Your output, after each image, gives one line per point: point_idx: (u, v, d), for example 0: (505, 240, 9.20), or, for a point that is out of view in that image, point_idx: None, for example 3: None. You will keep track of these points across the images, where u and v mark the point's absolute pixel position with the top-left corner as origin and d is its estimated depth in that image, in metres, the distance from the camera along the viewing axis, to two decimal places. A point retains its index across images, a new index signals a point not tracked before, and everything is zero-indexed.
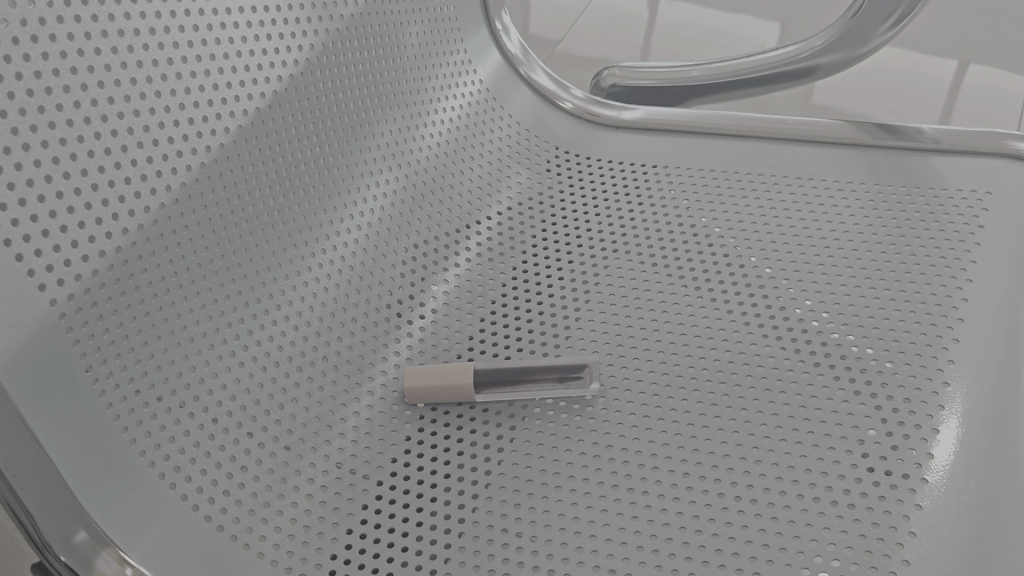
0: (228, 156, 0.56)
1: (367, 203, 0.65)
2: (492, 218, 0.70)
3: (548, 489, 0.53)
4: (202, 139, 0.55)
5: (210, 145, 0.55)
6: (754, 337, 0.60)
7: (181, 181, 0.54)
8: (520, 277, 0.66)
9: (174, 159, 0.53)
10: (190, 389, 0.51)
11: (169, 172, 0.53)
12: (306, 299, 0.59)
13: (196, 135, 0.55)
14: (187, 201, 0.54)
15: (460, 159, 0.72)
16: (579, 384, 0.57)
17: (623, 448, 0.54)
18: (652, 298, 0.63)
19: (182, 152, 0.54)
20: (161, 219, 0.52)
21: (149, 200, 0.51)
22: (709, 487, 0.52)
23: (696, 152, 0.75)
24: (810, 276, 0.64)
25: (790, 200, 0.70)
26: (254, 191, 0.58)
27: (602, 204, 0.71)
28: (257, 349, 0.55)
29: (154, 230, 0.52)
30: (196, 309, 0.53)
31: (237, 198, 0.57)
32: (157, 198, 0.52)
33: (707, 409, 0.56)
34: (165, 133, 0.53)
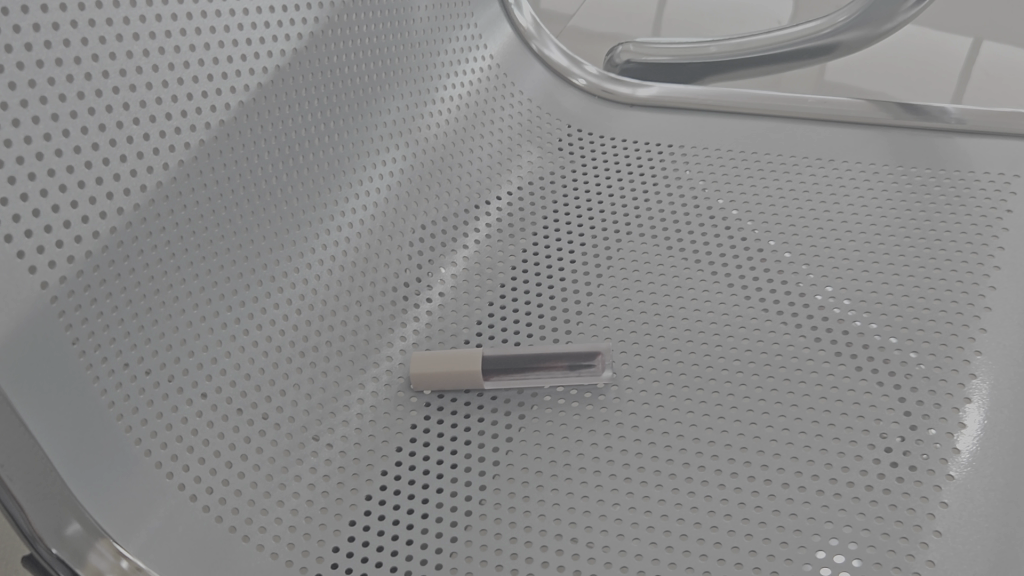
0: (228, 133, 0.54)
1: (374, 181, 0.63)
2: (503, 198, 0.68)
3: (558, 481, 0.51)
4: (201, 116, 0.53)
5: (210, 122, 0.53)
6: (772, 325, 0.58)
7: (179, 159, 0.52)
8: (531, 260, 0.64)
9: (171, 136, 0.51)
10: (188, 374, 0.50)
11: (167, 149, 0.51)
12: (309, 281, 0.57)
13: (195, 111, 0.52)
14: (184, 179, 0.52)
15: (470, 137, 0.70)
16: (591, 372, 0.55)
17: (636, 439, 0.52)
18: (667, 283, 0.61)
19: (180, 129, 0.52)
20: (158, 198, 0.50)
21: (145, 178, 0.49)
22: (725, 482, 0.50)
23: (713, 132, 0.73)
24: (830, 261, 0.62)
25: (810, 181, 0.68)
26: (256, 169, 0.56)
27: (616, 184, 0.69)
28: (257, 333, 0.53)
29: (151, 209, 0.50)
30: (195, 291, 0.51)
31: (238, 176, 0.55)
32: (153, 176, 0.50)
33: (723, 400, 0.54)
34: (162, 108, 0.51)
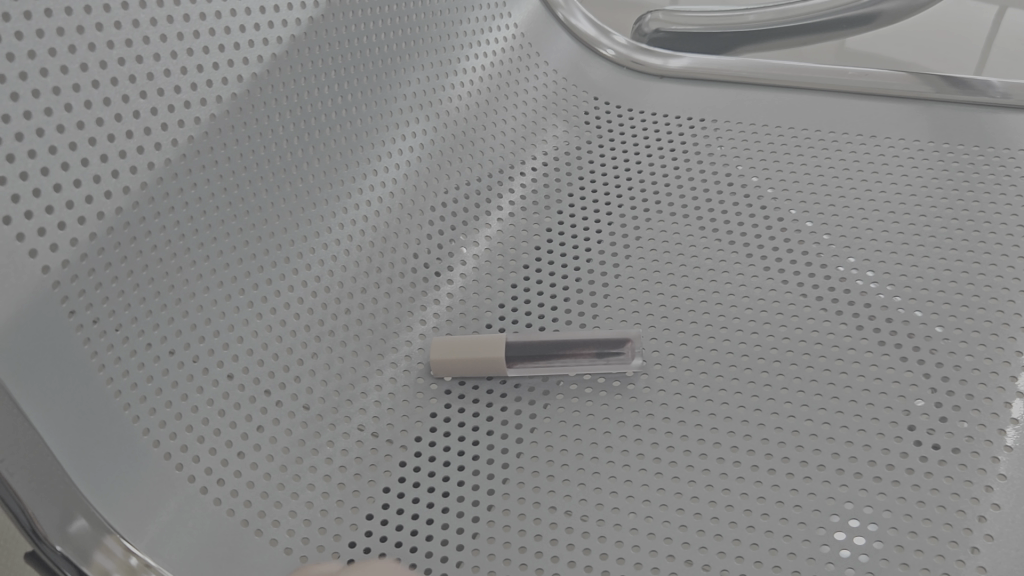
0: (241, 106, 0.52)
1: (393, 157, 0.60)
2: (528, 173, 0.65)
3: (585, 475, 0.48)
4: (212, 89, 0.50)
5: (222, 95, 0.51)
6: (810, 311, 0.55)
7: (189, 135, 0.49)
8: (557, 240, 0.61)
9: (180, 110, 0.49)
10: (199, 360, 0.47)
11: (176, 124, 0.48)
12: (325, 262, 0.54)
13: (206, 84, 0.50)
14: (195, 156, 0.49)
15: (494, 109, 0.67)
16: (619, 360, 0.53)
17: (667, 432, 0.50)
18: (699, 265, 0.59)
19: (190, 102, 0.49)
20: (166, 176, 0.48)
21: (153, 155, 0.47)
22: (762, 478, 0.47)
23: (747, 106, 0.70)
24: (872, 244, 0.59)
25: (850, 158, 0.65)
26: (270, 145, 0.53)
27: (645, 159, 0.67)
28: (271, 317, 0.51)
29: (158, 188, 0.47)
30: (206, 273, 0.49)
31: (251, 151, 0.52)
32: (161, 154, 0.48)
33: (760, 391, 0.51)
34: (170, 81, 0.48)
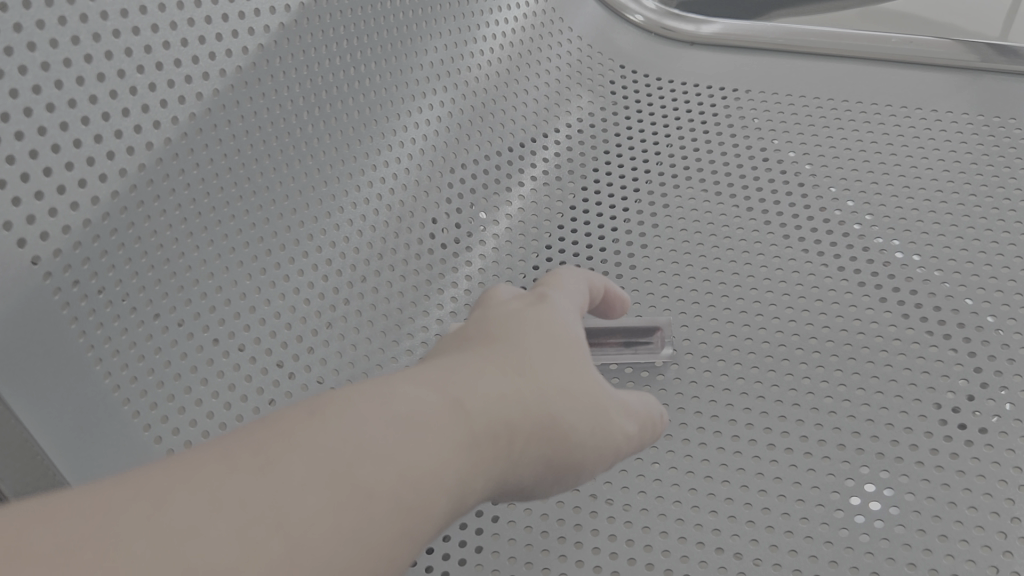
0: (247, 80, 0.49)
1: (409, 131, 0.56)
2: (550, 147, 0.62)
3: (612, 473, 0.46)
4: (215, 62, 0.47)
5: (226, 68, 0.48)
6: (852, 297, 0.53)
7: (191, 112, 0.46)
8: (582, 218, 0.59)
9: (181, 85, 0.46)
10: (201, 352, 0.44)
11: (176, 101, 0.45)
12: (338, 245, 0.51)
13: (208, 57, 0.47)
14: (197, 135, 0.46)
15: (515, 79, 0.63)
16: (648, 350, 0.50)
17: (699, 427, 0.47)
18: (731, 247, 0.56)
19: (192, 77, 0.46)
20: (167, 156, 0.45)
21: (152, 135, 0.44)
22: (801, 479, 0.45)
23: (783, 75, 0.66)
24: (918, 225, 0.56)
25: (893, 132, 0.62)
26: (278, 121, 0.50)
27: (676, 132, 0.63)
28: (279, 304, 0.47)
29: (158, 169, 0.44)
30: (210, 259, 0.45)
31: (257, 129, 0.49)
32: (161, 133, 0.45)
33: (798, 384, 0.49)
34: (170, 54, 0.45)
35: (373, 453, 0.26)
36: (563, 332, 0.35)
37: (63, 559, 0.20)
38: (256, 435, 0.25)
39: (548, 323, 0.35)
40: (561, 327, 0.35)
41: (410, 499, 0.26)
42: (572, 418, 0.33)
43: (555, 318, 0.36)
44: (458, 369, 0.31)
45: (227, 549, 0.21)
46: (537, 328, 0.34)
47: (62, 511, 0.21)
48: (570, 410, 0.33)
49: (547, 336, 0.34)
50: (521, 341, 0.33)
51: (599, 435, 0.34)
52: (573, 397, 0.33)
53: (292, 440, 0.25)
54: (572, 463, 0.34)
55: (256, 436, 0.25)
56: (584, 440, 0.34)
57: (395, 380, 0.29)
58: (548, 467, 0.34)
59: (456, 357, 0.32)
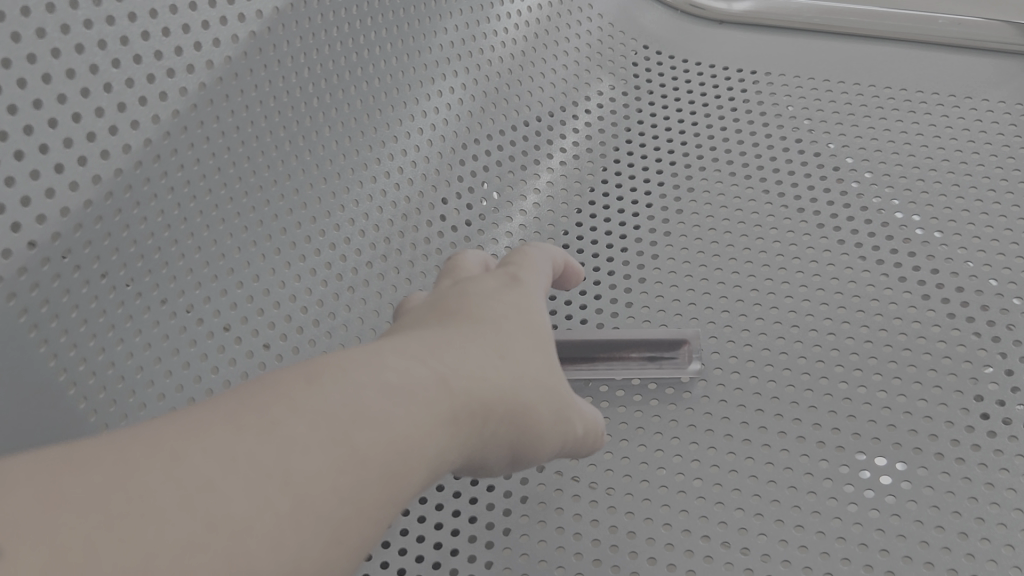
0: (238, 72, 0.45)
1: (419, 121, 0.52)
2: (569, 136, 0.58)
3: (635, 503, 0.43)
4: (202, 53, 0.44)
5: (213, 59, 0.44)
6: (896, 309, 0.49)
7: (174, 109, 0.42)
8: (602, 214, 0.54)
9: (162, 79, 0.42)
10: (187, 368, 0.40)
11: (157, 97, 0.42)
12: (338, 246, 0.47)
13: (194, 47, 0.43)
14: (181, 134, 0.42)
15: (532, 62, 0.59)
16: (674, 365, 0.46)
17: (730, 451, 0.44)
18: (763, 250, 0.52)
19: (175, 71, 0.42)
20: (147, 159, 0.41)
21: (131, 136, 0.40)
22: (842, 514, 0.42)
23: (820, 58, 0.62)
24: (969, 228, 0.52)
25: (940, 124, 0.57)
26: (273, 115, 0.46)
27: (703, 120, 0.59)
28: (275, 312, 0.44)
29: (137, 172, 0.40)
30: (197, 268, 0.42)
31: (249, 123, 0.45)
32: (141, 133, 0.41)
33: (837, 406, 0.45)
34: (149, 44, 0.42)
35: (371, 417, 0.25)
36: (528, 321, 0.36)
37: (89, 526, 0.19)
38: (252, 394, 0.24)
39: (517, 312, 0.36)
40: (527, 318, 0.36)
41: (400, 466, 0.26)
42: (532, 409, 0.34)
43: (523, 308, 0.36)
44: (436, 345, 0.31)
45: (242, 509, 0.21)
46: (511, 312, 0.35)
47: (71, 471, 0.20)
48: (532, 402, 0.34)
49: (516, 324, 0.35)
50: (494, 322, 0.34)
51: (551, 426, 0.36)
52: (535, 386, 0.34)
53: (293, 400, 0.24)
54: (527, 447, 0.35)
55: (252, 395, 0.24)
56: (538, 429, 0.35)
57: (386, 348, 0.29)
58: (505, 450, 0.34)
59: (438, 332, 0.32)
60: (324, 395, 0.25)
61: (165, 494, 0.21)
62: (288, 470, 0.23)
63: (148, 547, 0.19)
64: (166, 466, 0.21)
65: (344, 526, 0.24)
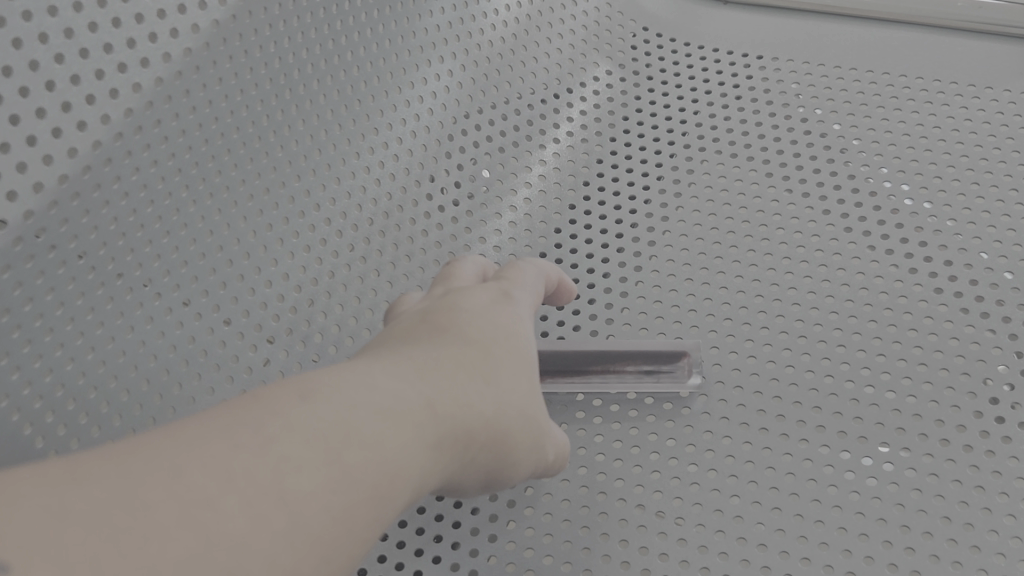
0: (198, 64, 0.42)
1: (401, 111, 0.49)
2: (563, 125, 0.54)
3: (629, 529, 0.40)
4: (157, 45, 0.41)
5: (170, 52, 0.41)
6: (911, 319, 0.46)
7: (127, 107, 0.39)
8: (597, 211, 0.51)
9: (113, 75, 0.39)
10: (148, 385, 0.37)
11: (107, 95, 0.39)
12: (313, 248, 0.44)
13: (149, 39, 0.40)
14: (135, 134, 0.39)
15: (523, 45, 0.55)
16: (673, 379, 0.43)
17: (733, 474, 0.41)
18: (768, 252, 0.49)
19: (127, 65, 0.39)
20: (97, 163, 0.38)
21: (78, 138, 0.38)
22: (852, 547, 0.39)
23: (830, 43, 0.59)
24: (990, 232, 0.49)
25: (960, 115, 0.54)
26: (239, 110, 0.43)
27: (706, 108, 0.55)
28: (243, 322, 0.41)
29: (86, 178, 0.38)
30: (157, 277, 0.39)
31: (213, 119, 0.42)
32: (89, 135, 0.38)
33: (848, 426, 0.42)
34: (98, 36, 0.39)
35: (359, 442, 0.26)
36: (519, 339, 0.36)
37: (96, 540, 0.20)
38: (244, 416, 0.25)
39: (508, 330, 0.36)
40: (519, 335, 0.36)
41: (384, 492, 0.26)
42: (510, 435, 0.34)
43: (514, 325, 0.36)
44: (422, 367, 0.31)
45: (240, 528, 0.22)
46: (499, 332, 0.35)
47: (76, 487, 0.21)
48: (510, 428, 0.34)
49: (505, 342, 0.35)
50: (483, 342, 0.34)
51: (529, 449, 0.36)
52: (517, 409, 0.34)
53: (285, 423, 0.25)
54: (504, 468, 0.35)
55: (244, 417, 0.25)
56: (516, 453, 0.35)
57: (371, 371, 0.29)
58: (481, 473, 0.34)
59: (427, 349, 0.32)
60: (313, 418, 0.25)
61: (168, 509, 0.21)
62: (284, 488, 0.23)
63: (152, 558, 0.20)
64: (168, 483, 0.22)
65: (336, 545, 0.24)
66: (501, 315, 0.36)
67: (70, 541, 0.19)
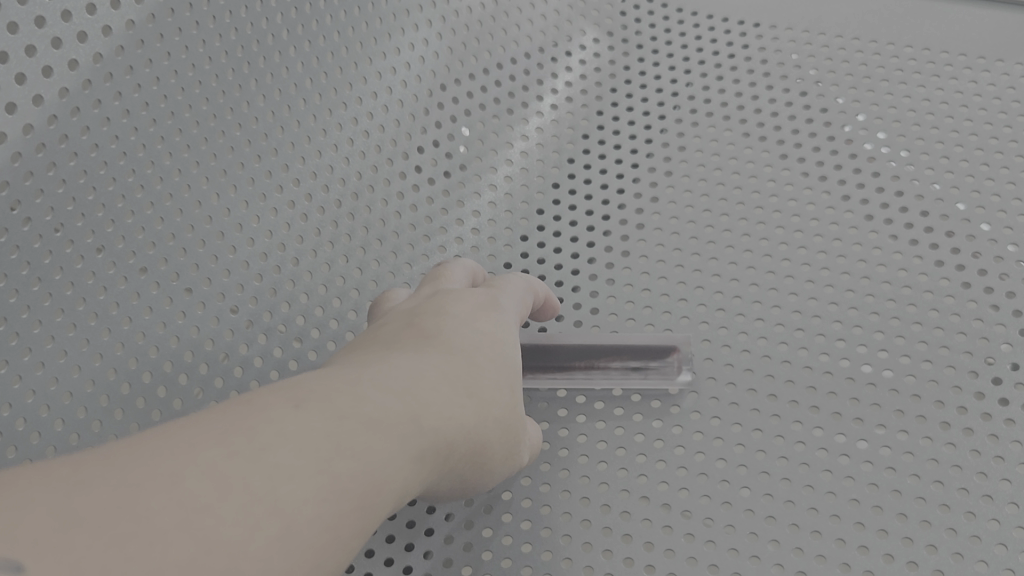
0: (144, 37, 0.38)
1: (371, 85, 0.46)
2: (548, 97, 0.51)
3: (613, 540, 0.37)
4: (97, 16, 0.37)
5: (111, 24, 0.37)
6: (916, 312, 0.43)
7: (64, 86, 0.36)
8: (582, 190, 0.48)
9: (46, 51, 0.35)
10: (93, 387, 0.35)
11: (39, 73, 0.35)
12: (276, 233, 0.41)
13: (87, 10, 0.37)
14: (73, 116, 0.36)
15: (505, 12, 0.52)
16: (662, 375, 0.41)
17: (723, 479, 0.38)
18: (764, 237, 0.46)
19: (63, 39, 0.36)
20: (28, 150, 0.35)
21: (6, 122, 0.34)
22: (849, 561, 0.36)
23: (831, 10, 0.55)
24: (1000, 215, 0.46)
25: (968, 91, 0.51)
26: (191, 87, 0.39)
27: (700, 80, 0.52)
28: (199, 315, 0.38)
29: (16, 167, 0.34)
30: (101, 270, 0.36)
31: (163, 98, 0.39)
32: (18, 119, 0.34)
33: (847, 428, 0.39)
34: (27, 9, 0.35)
35: (350, 447, 0.25)
36: (506, 347, 0.34)
37: (98, 546, 0.18)
38: (231, 424, 0.23)
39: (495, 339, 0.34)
40: (506, 343, 0.35)
41: (375, 498, 0.25)
42: (494, 448, 0.32)
43: (502, 333, 0.35)
44: (419, 370, 0.30)
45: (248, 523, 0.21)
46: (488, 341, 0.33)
47: (72, 493, 0.20)
48: (496, 441, 0.32)
49: (493, 349, 0.34)
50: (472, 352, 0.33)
51: (511, 460, 0.34)
52: (505, 420, 0.33)
53: (275, 429, 0.23)
54: (486, 477, 0.33)
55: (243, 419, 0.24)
56: (497, 466, 0.33)
57: (367, 374, 0.29)
58: (464, 481, 0.33)
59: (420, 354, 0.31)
60: (309, 419, 0.25)
61: (174, 504, 0.20)
62: (280, 492, 0.22)
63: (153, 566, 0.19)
64: (164, 488, 0.20)
65: (331, 552, 0.23)
66: (488, 321, 0.35)
67: (73, 551, 0.18)
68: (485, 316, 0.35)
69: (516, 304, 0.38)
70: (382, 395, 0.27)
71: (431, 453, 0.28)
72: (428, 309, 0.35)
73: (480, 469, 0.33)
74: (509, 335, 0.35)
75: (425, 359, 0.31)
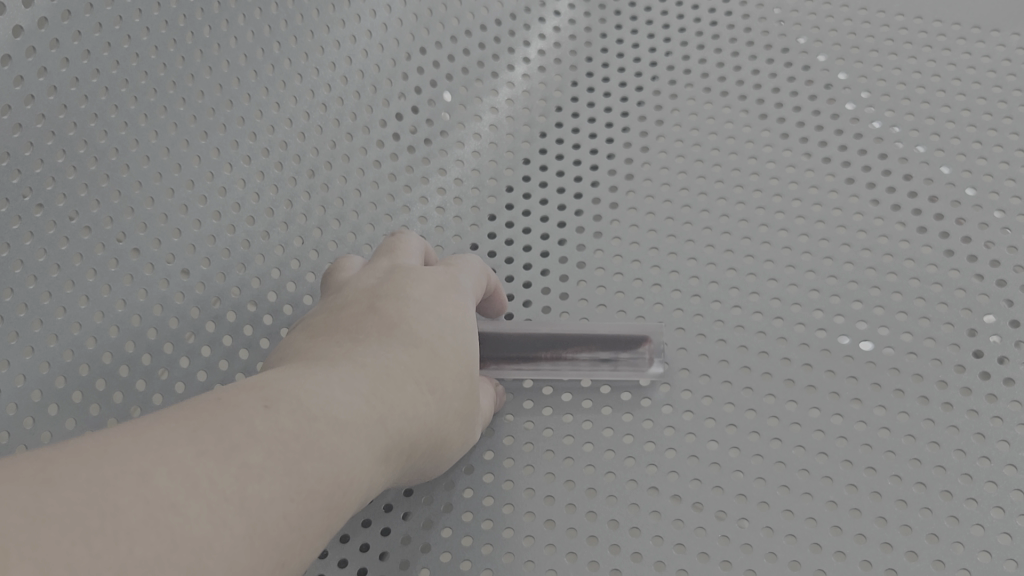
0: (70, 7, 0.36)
1: (330, 55, 0.43)
2: (519, 66, 0.48)
3: (579, 542, 0.35)
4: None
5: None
6: (902, 300, 0.41)
7: None
8: (554, 166, 0.46)
9: None
10: (23, 382, 0.32)
11: None
12: (225, 214, 0.39)
13: None
14: None
15: None
16: (632, 367, 0.39)
17: (695, 478, 0.36)
18: (744, 218, 0.43)
19: None
20: None
21: None
22: (827, 568, 0.34)
23: None
24: (993, 197, 0.43)
25: (962, 63, 0.48)
26: (128, 60, 0.37)
27: (680, 49, 0.50)
28: (141, 303, 0.35)
29: None
30: (31, 258, 0.34)
31: (95, 72, 0.36)
32: None
33: (826, 424, 0.37)
34: None
35: (318, 447, 0.24)
36: (470, 329, 0.33)
37: (68, 540, 0.18)
38: (198, 420, 0.23)
39: (461, 321, 0.32)
40: (470, 325, 0.33)
41: (339, 498, 0.25)
42: (455, 439, 0.31)
43: (466, 314, 0.33)
44: (386, 362, 0.29)
45: (204, 536, 0.20)
46: (454, 326, 0.32)
47: (44, 482, 0.19)
48: (459, 431, 0.31)
49: (460, 332, 0.32)
50: (441, 337, 0.31)
51: (465, 447, 0.32)
52: (468, 408, 0.31)
53: (244, 428, 0.23)
54: (440, 466, 0.32)
55: (206, 421, 0.22)
56: (453, 455, 0.32)
57: (336, 371, 0.27)
58: (421, 472, 0.31)
59: (390, 341, 0.30)
60: (270, 426, 0.23)
61: (136, 511, 0.19)
62: (244, 494, 0.21)
63: (118, 565, 0.18)
64: (134, 484, 0.20)
65: (289, 552, 0.22)
66: (454, 300, 0.33)
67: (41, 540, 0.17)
68: (448, 298, 0.33)
69: (473, 281, 0.36)
70: (352, 391, 0.27)
71: (397, 448, 0.27)
72: (391, 288, 0.32)
73: (441, 461, 0.31)
74: (471, 317, 0.33)
75: (394, 351, 0.29)
